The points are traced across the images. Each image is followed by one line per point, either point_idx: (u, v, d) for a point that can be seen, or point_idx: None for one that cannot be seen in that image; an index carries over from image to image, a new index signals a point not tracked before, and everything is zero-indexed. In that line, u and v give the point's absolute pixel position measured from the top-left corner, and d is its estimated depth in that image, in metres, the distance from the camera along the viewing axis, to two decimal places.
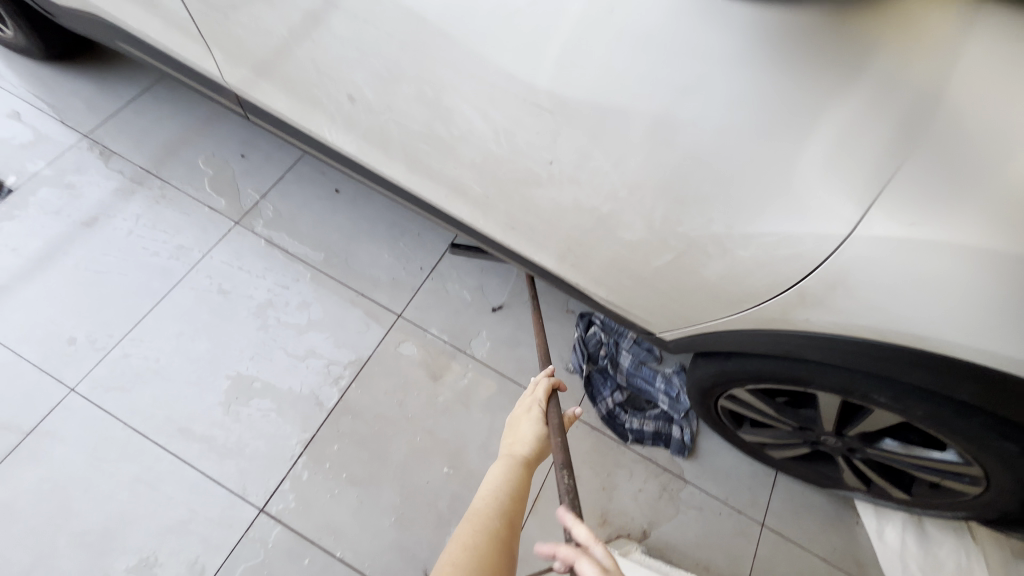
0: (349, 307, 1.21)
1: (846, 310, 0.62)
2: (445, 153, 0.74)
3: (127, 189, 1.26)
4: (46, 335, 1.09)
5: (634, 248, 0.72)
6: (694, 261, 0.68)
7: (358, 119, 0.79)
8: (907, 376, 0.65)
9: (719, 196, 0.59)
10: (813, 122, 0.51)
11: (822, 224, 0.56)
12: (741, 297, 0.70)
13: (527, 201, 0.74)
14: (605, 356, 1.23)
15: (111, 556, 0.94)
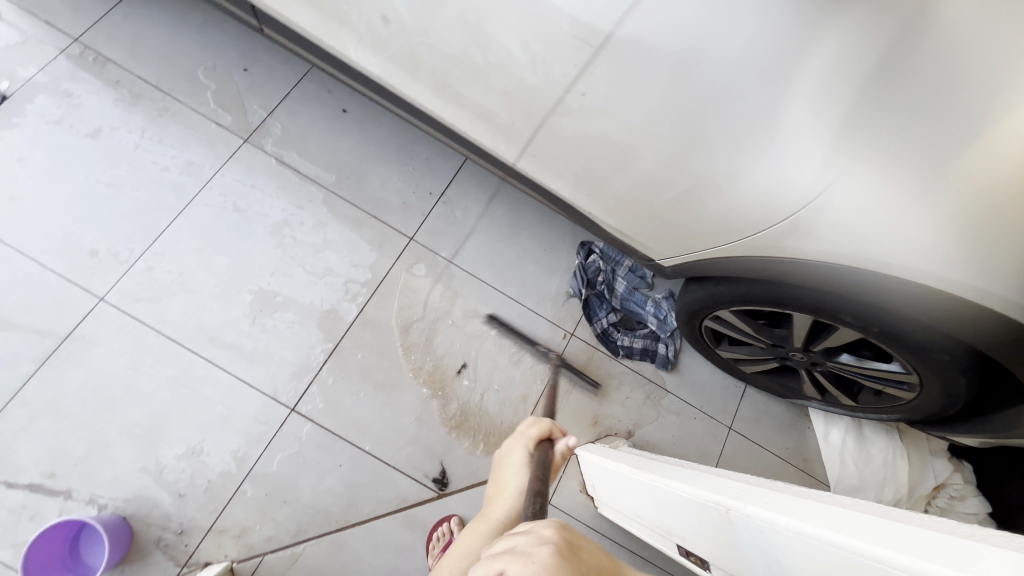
0: (363, 228, 1.26)
1: (829, 241, 0.73)
2: (478, 80, 0.80)
3: (128, 100, 1.23)
4: (67, 246, 1.12)
5: (651, 178, 0.81)
6: (703, 191, 0.78)
7: (389, 41, 0.82)
8: (866, 294, 0.77)
9: (731, 135, 0.69)
10: (801, 73, 0.60)
11: (800, 165, 0.67)
12: (742, 228, 0.80)
13: (554, 130, 0.82)
14: (602, 282, 1.33)
15: (161, 446, 1.05)
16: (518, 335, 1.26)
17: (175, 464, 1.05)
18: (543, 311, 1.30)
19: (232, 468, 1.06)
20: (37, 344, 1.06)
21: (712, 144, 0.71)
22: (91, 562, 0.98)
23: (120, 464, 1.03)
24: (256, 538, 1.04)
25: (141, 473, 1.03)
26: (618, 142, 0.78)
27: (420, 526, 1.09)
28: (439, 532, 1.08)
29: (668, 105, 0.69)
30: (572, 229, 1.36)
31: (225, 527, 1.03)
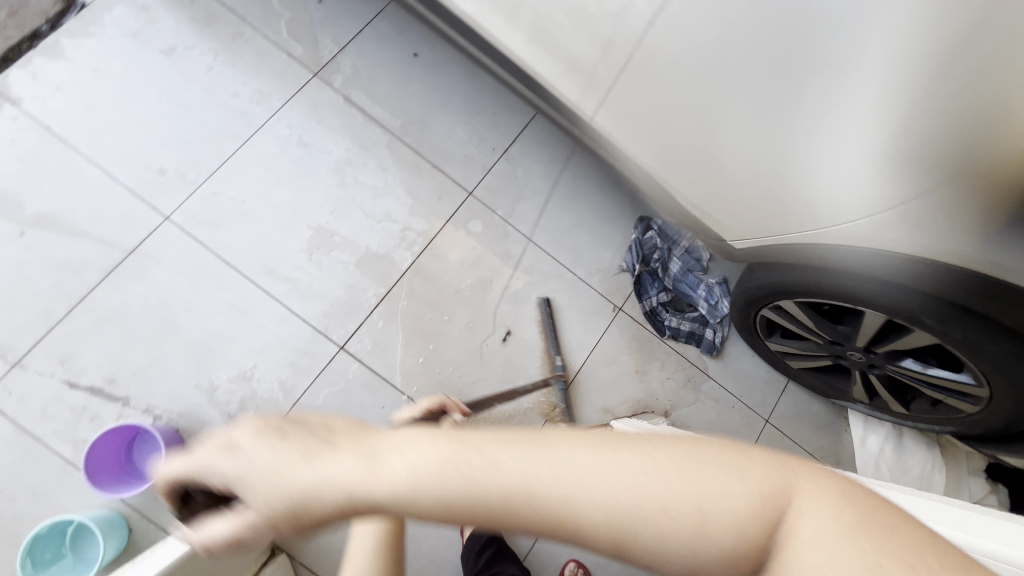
0: (424, 177, 1.25)
1: (913, 235, 0.70)
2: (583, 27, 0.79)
3: (203, 21, 1.22)
4: (137, 162, 1.13)
5: (737, 155, 0.80)
6: (786, 174, 0.77)
7: None
8: (941, 289, 0.75)
9: (810, 115, 0.69)
10: (862, 55, 0.61)
11: (848, 152, 0.68)
12: (820, 219, 0.78)
13: (645, 89, 0.81)
14: (657, 260, 1.31)
15: (215, 366, 1.08)
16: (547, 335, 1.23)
17: (228, 386, 1.08)
18: (594, 283, 1.29)
19: (280, 397, 1.09)
20: (105, 254, 1.08)
21: (777, 122, 0.72)
22: (146, 468, 1.02)
23: (175, 379, 1.06)
24: None
25: (194, 390, 1.07)
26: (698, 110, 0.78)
27: None
28: None
29: (736, 78, 0.71)
30: (632, 203, 1.33)
31: None
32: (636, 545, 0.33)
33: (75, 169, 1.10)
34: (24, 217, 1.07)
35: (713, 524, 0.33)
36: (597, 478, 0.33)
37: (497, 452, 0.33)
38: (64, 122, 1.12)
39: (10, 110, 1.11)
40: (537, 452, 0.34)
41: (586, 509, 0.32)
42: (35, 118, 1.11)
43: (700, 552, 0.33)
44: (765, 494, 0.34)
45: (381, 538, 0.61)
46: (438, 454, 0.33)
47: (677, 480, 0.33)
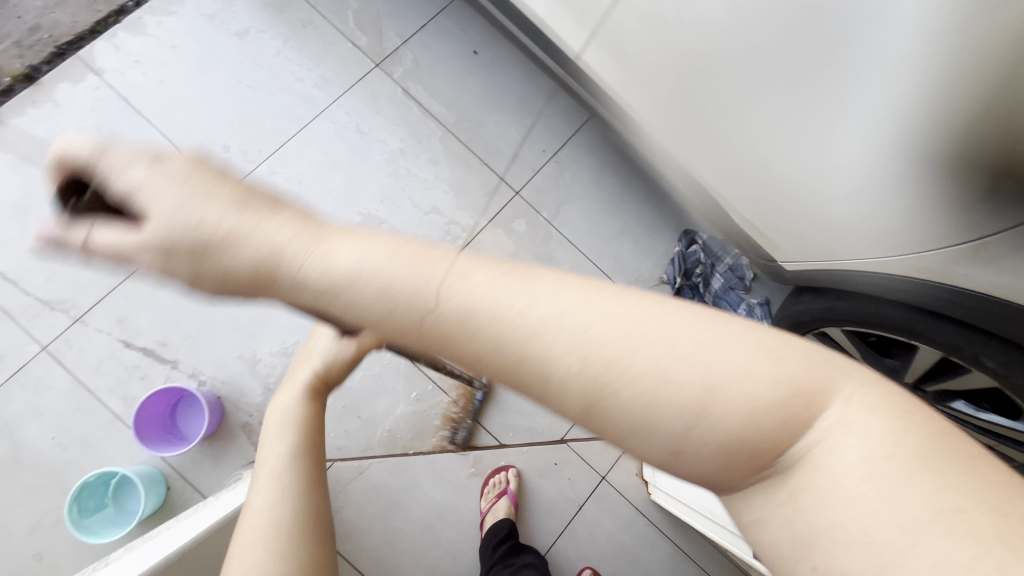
0: (473, 173, 1.27)
1: (982, 272, 0.66)
2: (653, 35, 0.79)
3: (276, 7, 1.26)
4: (204, 137, 1.18)
5: (790, 178, 0.79)
6: (838, 204, 0.75)
7: None
8: (1009, 330, 0.70)
9: (852, 149, 0.67)
10: (889, 79, 0.59)
11: (889, 179, 0.66)
12: (878, 247, 0.75)
13: (709, 107, 0.80)
14: (699, 274, 1.29)
15: (260, 339, 1.12)
16: None
17: (270, 360, 1.11)
18: None
19: None
20: None
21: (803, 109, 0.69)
22: (187, 432, 1.06)
23: (222, 348, 1.10)
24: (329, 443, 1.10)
25: (238, 360, 1.10)
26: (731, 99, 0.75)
27: (478, 469, 1.13)
28: (496, 479, 1.12)
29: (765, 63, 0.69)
30: (679, 215, 1.31)
31: None
32: (608, 411, 0.30)
33: (148, 141, 1.16)
34: None
35: (717, 408, 0.29)
36: (576, 318, 0.31)
37: (465, 269, 0.35)
38: (142, 95, 1.18)
39: (93, 79, 1.17)
40: (509, 282, 0.34)
41: (558, 352, 0.31)
42: (115, 89, 1.17)
43: (691, 435, 0.29)
44: (792, 387, 0.29)
45: (295, 441, 0.59)
46: (391, 259, 0.37)
47: (682, 345, 0.30)
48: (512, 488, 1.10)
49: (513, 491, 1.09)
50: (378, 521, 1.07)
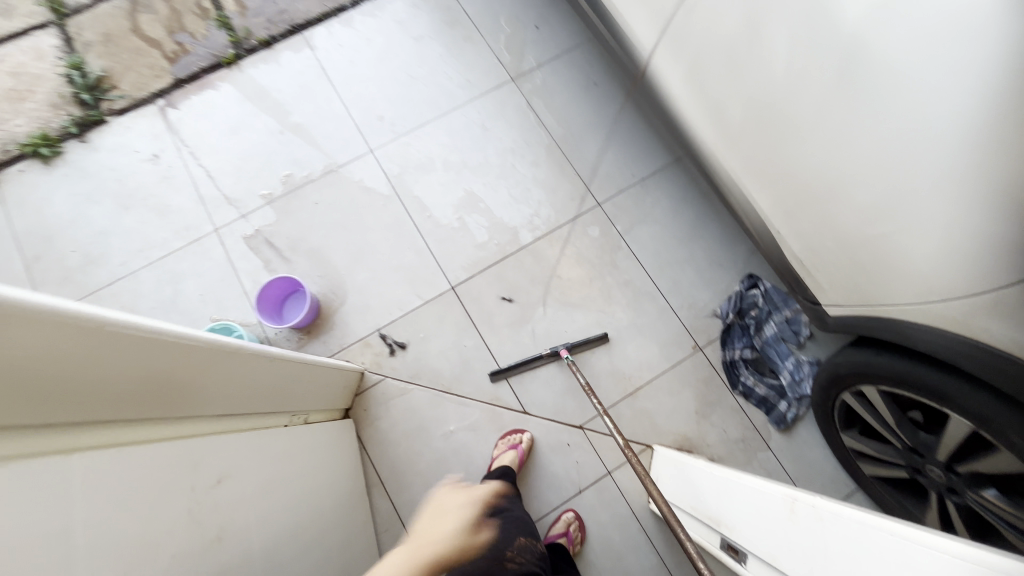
0: (566, 179, 1.45)
1: (1005, 327, 0.71)
2: (729, 80, 0.93)
3: (448, 23, 1.59)
4: (368, 107, 1.51)
5: (832, 215, 0.88)
6: (877, 235, 0.83)
7: (668, 32, 1.02)
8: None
9: (853, 171, 0.81)
10: (871, 107, 0.76)
11: (887, 195, 0.78)
12: (905, 274, 0.81)
13: (772, 147, 0.93)
14: (753, 317, 1.33)
15: (360, 266, 1.38)
16: (516, 368, 1.28)
17: (362, 283, 1.36)
18: (682, 316, 1.36)
19: (394, 307, 1.34)
20: (324, 163, 1.46)
21: (854, 102, 0.77)
22: (287, 317, 1.34)
23: (331, 265, 1.37)
24: (386, 362, 1.30)
25: (339, 278, 1.37)
26: (775, 111, 0.89)
27: (499, 425, 1.26)
28: (513, 436, 1.23)
29: (805, 68, 0.81)
30: (746, 259, 1.38)
31: (371, 343, 1.32)
32: None
33: (329, 102, 1.51)
34: (288, 122, 1.49)
35: None
36: None
37: None
38: (336, 69, 1.55)
39: (308, 52, 1.56)
40: None
41: None
42: (319, 61, 1.55)
43: None
44: None
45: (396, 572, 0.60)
46: None
47: None
48: (523, 447, 1.21)
49: (523, 449, 1.20)
50: (405, 439, 1.24)
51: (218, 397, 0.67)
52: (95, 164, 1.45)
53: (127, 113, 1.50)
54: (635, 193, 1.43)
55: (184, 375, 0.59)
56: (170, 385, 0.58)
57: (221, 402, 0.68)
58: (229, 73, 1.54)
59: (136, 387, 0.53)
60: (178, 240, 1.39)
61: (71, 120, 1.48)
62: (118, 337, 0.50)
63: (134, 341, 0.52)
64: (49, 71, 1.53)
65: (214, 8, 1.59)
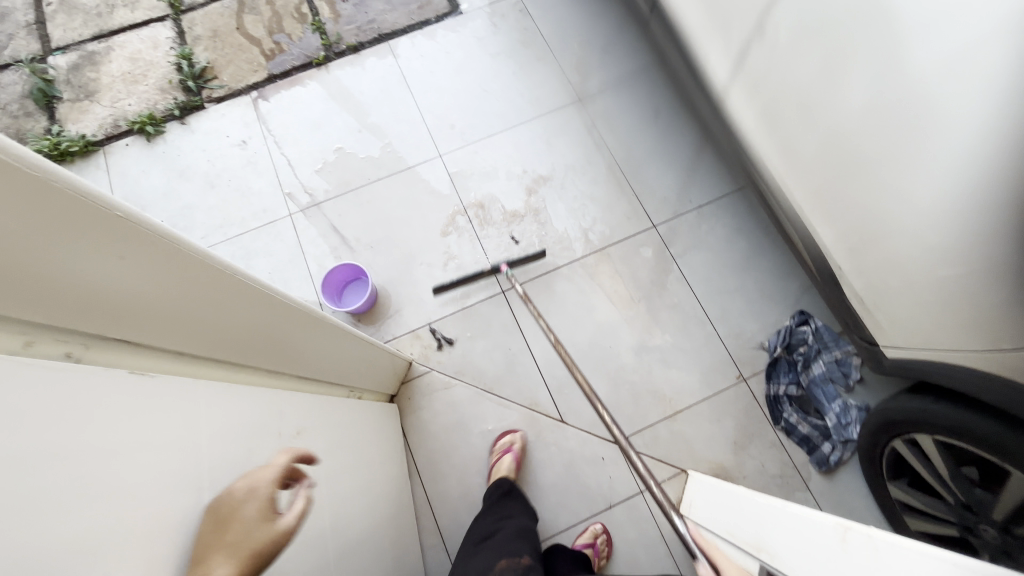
0: (623, 199, 1.49)
1: None
2: (795, 117, 0.98)
3: (524, 43, 1.68)
4: (441, 115, 1.60)
5: (894, 254, 0.89)
6: (944, 278, 0.83)
7: (738, 68, 1.07)
8: None
9: (916, 211, 0.83)
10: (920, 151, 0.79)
11: (945, 236, 0.80)
12: (962, 316, 0.82)
13: (837, 183, 0.95)
14: (802, 354, 1.31)
15: (418, 262, 1.44)
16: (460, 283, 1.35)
17: (419, 278, 1.43)
18: (728, 345, 1.36)
19: (446, 304, 1.40)
20: (396, 163, 1.55)
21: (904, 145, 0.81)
22: (345, 302, 1.41)
23: (392, 258, 1.45)
24: (433, 355, 1.35)
25: (398, 271, 1.44)
26: (830, 150, 0.93)
27: (536, 430, 1.28)
28: (502, 441, 1.24)
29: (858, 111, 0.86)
30: (799, 296, 1.37)
31: (421, 335, 1.37)
32: None
33: (405, 107, 1.61)
34: (366, 122, 1.60)
35: None
36: None
37: None
38: (415, 77, 1.65)
39: (391, 60, 1.67)
40: None
41: None
42: (400, 69, 1.66)
43: None
44: None
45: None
46: None
47: None
48: (513, 451, 1.22)
49: (516, 453, 1.21)
50: (444, 432, 1.28)
51: (290, 357, 0.76)
52: (191, 145, 1.59)
53: (224, 102, 1.64)
54: (691, 219, 1.46)
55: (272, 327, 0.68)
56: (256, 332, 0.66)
57: (294, 360, 0.77)
58: (317, 73, 1.66)
59: (229, 331, 0.62)
60: (255, 221, 1.50)
61: (175, 104, 1.63)
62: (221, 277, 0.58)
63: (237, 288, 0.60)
64: (161, 59, 1.69)
65: (311, 14, 1.73)
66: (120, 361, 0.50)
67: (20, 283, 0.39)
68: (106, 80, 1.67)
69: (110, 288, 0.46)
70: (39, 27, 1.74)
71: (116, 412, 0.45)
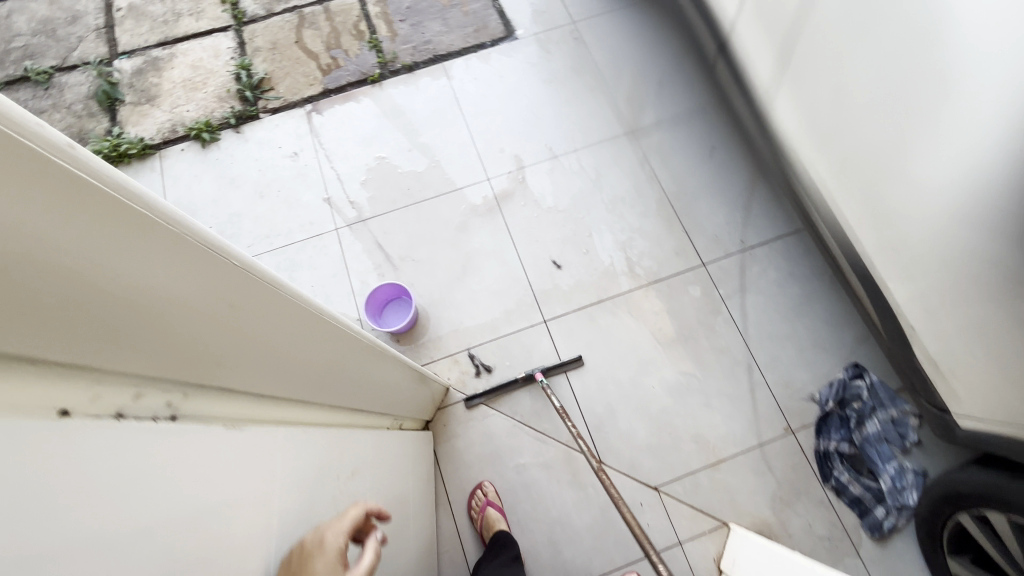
0: (673, 234, 1.45)
1: None
2: (866, 171, 0.96)
3: (578, 72, 1.68)
4: (492, 138, 1.60)
5: (977, 321, 0.85)
6: None
7: (808, 116, 1.06)
8: None
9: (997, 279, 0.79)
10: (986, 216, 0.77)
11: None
12: None
13: (912, 241, 0.92)
14: (855, 409, 1.24)
15: (461, 285, 1.43)
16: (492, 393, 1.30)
17: (460, 302, 1.41)
18: (777, 394, 1.30)
19: (486, 331, 1.38)
20: (444, 184, 1.54)
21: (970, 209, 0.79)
22: (385, 322, 1.40)
23: (435, 280, 1.44)
24: (471, 383, 1.33)
25: (440, 293, 1.42)
26: (896, 206, 0.93)
27: (573, 469, 1.24)
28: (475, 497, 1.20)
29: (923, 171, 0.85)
30: (854, 348, 1.32)
31: (460, 361, 1.35)
32: None
33: (457, 128, 1.62)
34: (416, 141, 1.60)
35: None
36: None
37: None
38: (467, 99, 1.65)
39: (444, 81, 1.68)
40: None
41: None
42: (452, 91, 1.67)
43: None
44: None
45: None
46: None
47: None
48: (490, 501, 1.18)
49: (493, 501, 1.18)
50: (479, 462, 1.25)
51: (345, 391, 0.78)
52: (244, 153, 1.61)
53: (278, 113, 1.66)
54: (741, 260, 1.42)
55: (321, 353, 0.69)
56: (309, 360, 0.67)
57: (347, 394, 0.79)
58: (372, 90, 1.68)
59: (290, 361, 0.63)
60: (302, 233, 1.51)
61: (231, 113, 1.66)
62: (280, 304, 0.59)
63: (292, 316, 0.62)
64: (221, 68, 1.73)
65: (369, 32, 1.75)
66: (211, 414, 0.52)
67: (131, 331, 0.42)
68: (167, 85, 1.71)
69: (200, 334, 0.49)
70: (108, 31, 1.79)
71: (189, 461, 0.46)
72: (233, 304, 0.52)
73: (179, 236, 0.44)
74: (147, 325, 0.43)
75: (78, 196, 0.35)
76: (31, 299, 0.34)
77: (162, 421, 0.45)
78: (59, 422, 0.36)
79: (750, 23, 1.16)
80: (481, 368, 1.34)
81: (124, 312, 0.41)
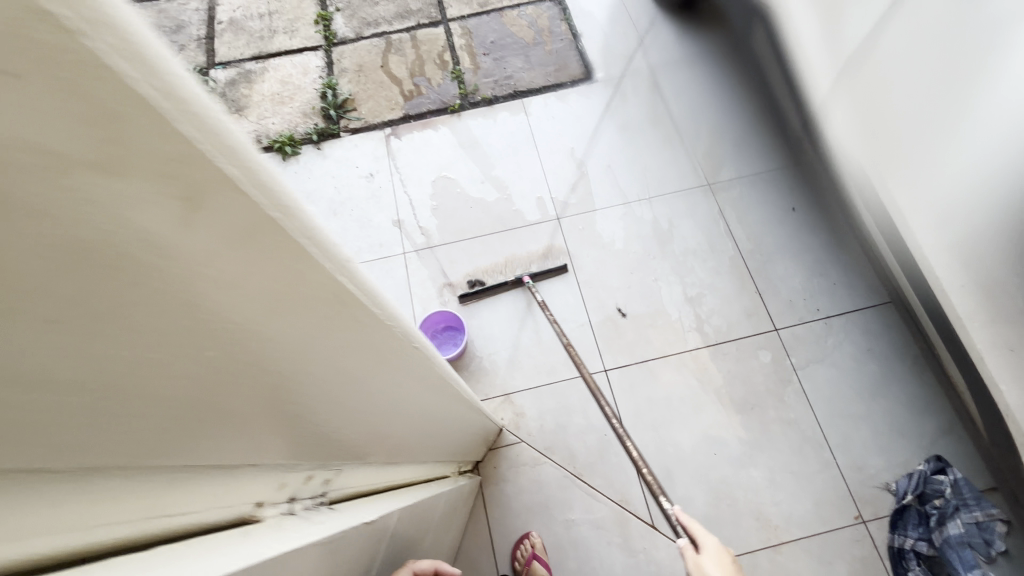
0: (745, 295, 1.41)
1: None
2: (976, 270, 0.95)
3: (656, 119, 1.67)
4: (565, 178, 1.60)
5: None
6: None
7: (910, 203, 1.05)
8: None
9: None
10: None
11: None
12: None
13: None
14: (935, 507, 1.13)
15: (522, 323, 1.41)
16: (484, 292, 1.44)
17: (520, 340, 1.39)
18: (848, 478, 1.22)
19: (543, 373, 1.35)
20: (513, 218, 1.54)
21: None
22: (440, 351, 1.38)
23: (496, 315, 1.42)
24: (524, 425, 1.30)
25: (500, 328, 1.41)
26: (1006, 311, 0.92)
27: (624, 531, 1.18)
28: (522, 547, 1.15)
29: None
30: (936, 439, 1.23)
31: (514, 401, 1.32)
32: None
33: (530, 164, 1.62)
34: (489, 174, 1.62)
35: None
36: None
37: None
38: (543, 136, 1.66)
39: (522, 117, 1.70)
40: None
41: None
42: (529, 127, 1.68)
43: None
44: None
45: None
46: None
47: None
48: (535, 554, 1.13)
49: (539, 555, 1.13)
50: (526, 511, 1.21)
51: (441, 444, 0.80)
52: (321, 170, 1.66)
53: (358, 134, 1.71)
54: (817, 330, 1.36)
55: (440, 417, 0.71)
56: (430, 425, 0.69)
57: (440, 450, 0.81)
58: (450, 119, 1.71)
59: (420, 428, 0.65)
60: (370, 253, 1.52)
61: (314, 129, 1.71)
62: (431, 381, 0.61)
63: (435, 389, 0.64)
64: (308, 85, 1.80)
65: (452, 62, 1.80)
66: (352, 485, 0.55)
67: (327, 428, 0.45)
68: (256, 97, 1.78)
69: (377, 417, 0.52)
70: (208, 42, 1.89)
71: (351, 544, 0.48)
72: (404, 384, 0.55)
73: (395, 339, 0.47)
74: (344, 420, 0.47)
75: (351, 316, 0.39)
76: (276, 417, 0.37)
77: (317, 505, 0.48)
78: (253, 521, 0.40)
79: (844, 109, 1.17)
80: (536, 411, 1.31)
81: (328, 413, 0.44)
